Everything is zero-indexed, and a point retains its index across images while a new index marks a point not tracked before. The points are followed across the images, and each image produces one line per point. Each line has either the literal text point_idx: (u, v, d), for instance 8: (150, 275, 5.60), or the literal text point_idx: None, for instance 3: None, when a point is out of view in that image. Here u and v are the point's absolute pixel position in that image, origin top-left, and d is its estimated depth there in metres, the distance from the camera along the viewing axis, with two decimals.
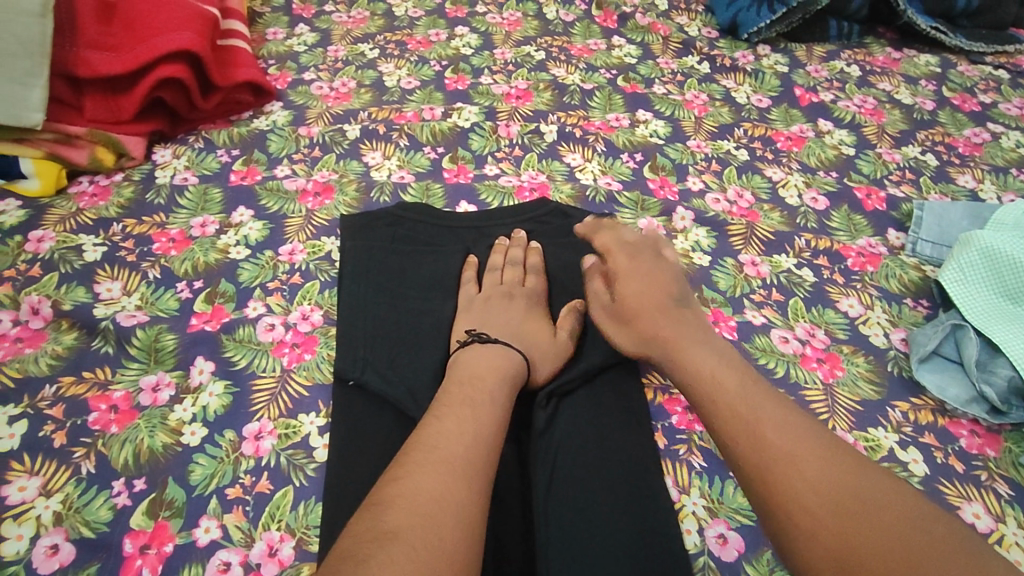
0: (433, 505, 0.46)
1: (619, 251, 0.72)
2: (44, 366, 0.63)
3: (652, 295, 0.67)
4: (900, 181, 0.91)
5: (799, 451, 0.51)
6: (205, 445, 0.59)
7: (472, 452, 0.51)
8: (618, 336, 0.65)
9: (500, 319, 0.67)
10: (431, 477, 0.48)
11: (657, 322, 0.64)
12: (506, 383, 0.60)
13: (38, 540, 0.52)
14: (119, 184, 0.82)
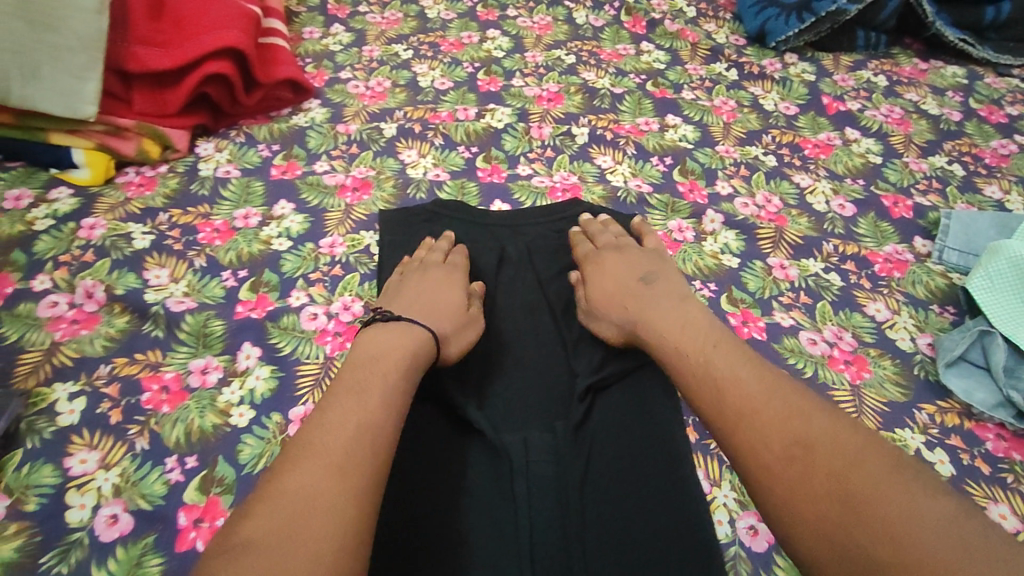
0: (300, 506, 0.45)
1: (588, 255, 0.75)
2: (99, 347, 0.66)
3: (624, 285, 0.69)
4: (927, 191, 0.92)
5: (794, 432, 0.50)
6: (253, 426, 0.61)
7: (350, 443, 0.50)
8: (603, 332, 0.68)
9: (409, 295, 0.69)
10: (311, 474, 0.47)
11: (631, 306, 0.67)
12: (420, 345, 0.61)
13: (98, 510, 0.55)
14: (165, 175, 0.85)
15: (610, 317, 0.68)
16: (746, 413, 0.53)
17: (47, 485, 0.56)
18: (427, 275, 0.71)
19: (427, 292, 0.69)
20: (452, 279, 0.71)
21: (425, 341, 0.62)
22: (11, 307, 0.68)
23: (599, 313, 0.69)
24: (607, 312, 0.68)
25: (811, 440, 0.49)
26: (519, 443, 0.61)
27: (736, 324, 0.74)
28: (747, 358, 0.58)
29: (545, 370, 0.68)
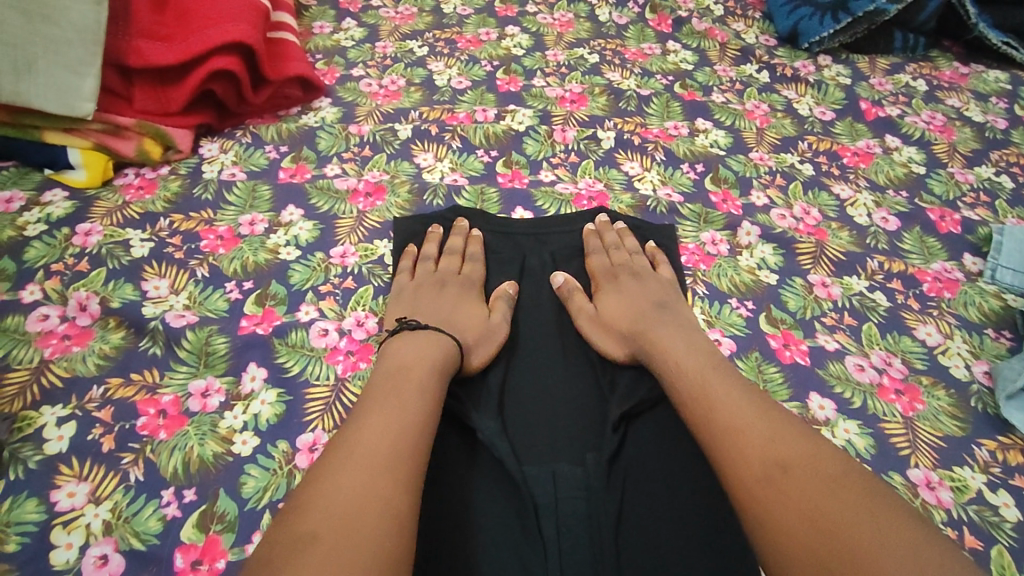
0: (345, 513, 0.45)
1: (604, 270, 0.73)
2: (92, 366, 0.61)
3: (638, 305, 0.68)
4: (974, 204, 0.87)
5: (788, 462, 0.50)
6: (257, 456, 0.56)
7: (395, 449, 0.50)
8: (607, 344, 0.66)
9: (429, 306, 0.67)
10: (356, 476, 0.47)
11: (644, 324, 0.65)
12: (445, 355, 0.60)
13: (87, 550, 0.50)
14: (166, 177, 0.80)
15: (619, 331, 0.66)
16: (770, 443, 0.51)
17: (31, 522, 0.51)
18: (446, 284, 0.70)
19: (446, 304, 0.67)
20: (469, 293, 0.69)
21: (449, 351, 0.61)
22: None
23: (608, 326, 0.67)
24: (617, 326, 0.66)
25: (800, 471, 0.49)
26: (547, 477, 0.56)
27: (777, 347, 0.69)
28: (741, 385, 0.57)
29: (575, 394, 0.63)
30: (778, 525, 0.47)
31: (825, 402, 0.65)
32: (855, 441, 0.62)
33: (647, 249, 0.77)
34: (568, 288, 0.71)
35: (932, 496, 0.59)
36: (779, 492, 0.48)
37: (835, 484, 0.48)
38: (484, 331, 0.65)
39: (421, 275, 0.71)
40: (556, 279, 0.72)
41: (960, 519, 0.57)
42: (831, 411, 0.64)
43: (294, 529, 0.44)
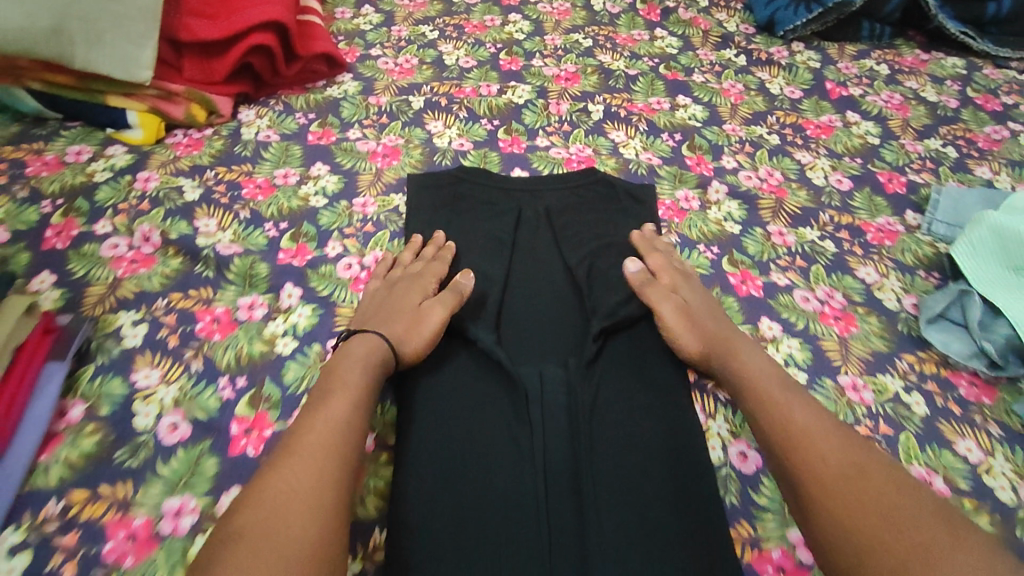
0: (278, 502, 0.49)
1: (676, 267, 0.78)
2: (157, 283, 0.73)
3: (712, 311, 0.73)
4: (920, 170, 0.98)
5: (857, 466, 0.54)
6: (296, 354, 0.69)
7: (322, 440, 0.54)
8: (685, 337, 0.69)
9: (380, 305, 0.71)
10: (295, 467, 0.51)
11: (725, 332, 0.70)
12: (369, 348, 0.64)
13: (161, 418, 0.63)
14: (210, 137, 0.92)
15: (703, 330, 0.70)
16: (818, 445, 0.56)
17: (117, 393, 0.64)
18: (400, 279, 0.73)
19: (393, 298, 0.71)
20: (419, 285, 0.72)
21: (372, 345, 0.64)
22: (76, 247, 0.75)
23: (691, 322, 0.71)
24: (701, 324, 0.70)
25: (876, 475, 0.54)
26: (536, 374, 0.68)
27: (735, 283, 0.82)
28: (813, 399, 0.62)
29: (561, 315, 0.75)
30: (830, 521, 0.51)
31: (773, 324, 0.77)
32: (795, 354, 0.74)
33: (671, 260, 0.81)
34: (641, 280, 0.75)
35: (856, 396, 0.71)
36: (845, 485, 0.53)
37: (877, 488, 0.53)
38: (419, 321, 0.68)
39: (391, 274, 0.75)
40: (630, 266, 0.76)
41: (877, 413, 0.70)
42: (777, 331, 0.76)
43: (229, 521, 0.48)
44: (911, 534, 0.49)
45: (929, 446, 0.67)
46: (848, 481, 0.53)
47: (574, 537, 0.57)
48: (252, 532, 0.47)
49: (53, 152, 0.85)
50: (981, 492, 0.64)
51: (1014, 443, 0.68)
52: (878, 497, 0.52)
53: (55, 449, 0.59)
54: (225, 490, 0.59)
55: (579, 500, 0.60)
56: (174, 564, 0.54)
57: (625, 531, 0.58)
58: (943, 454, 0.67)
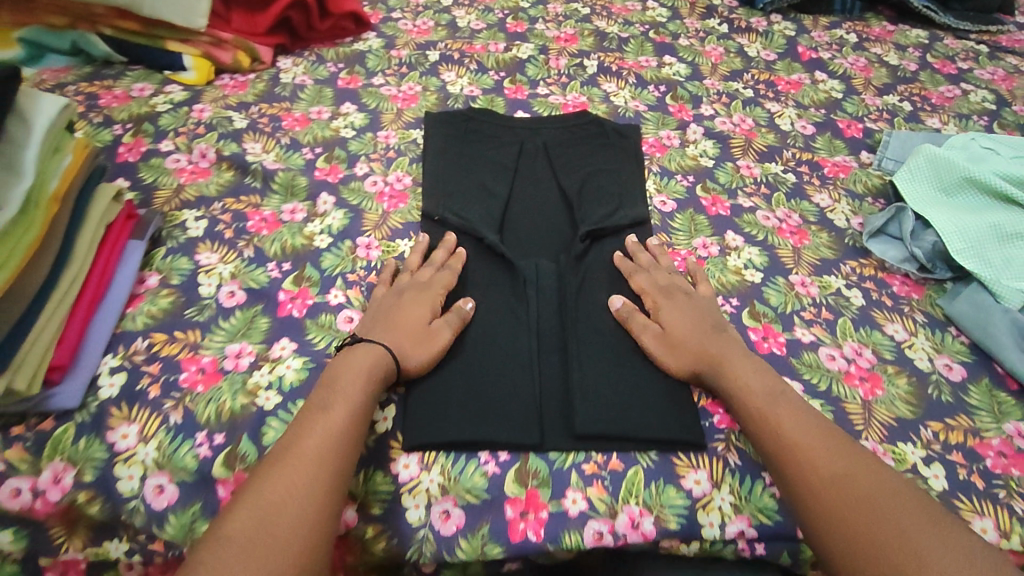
0: (271, 507, 0.54)
1: (660, 286, 0.78)
2: (213, 190, 0.87)
3: (696, 324, 0.74)
4: (877, 120, 1.11)
5: (848, 477, 0.59)
6: (331, 248, 0.82)
7: (315, 452, 0.59)
8: (671, 361, 0.72)
9: (386, 313, 0.73)
10: (289, 480, 0.56)
11: (711, 347, 0.72)
12: (375, 362, 0.67)
13: (221, 287, 0.76)
14: (253, 80, 1.04)
15: (686, 349, 0.72)
16: (809, 461, 0.61)
17: (185, 268, 0.77)
18: (413, 287, 0.75)
19: (401, 308, 0.73)
20: (428, 297, 0.74)
21: (380, 357, 0.68)
22: (145, 160, 0.89)
23: (674, 344, 0.72)
24: (684, 343, 0.72)
25: (866, 484, 0.59)
26: (532, 265, 0.81)
27: (706, 205, 0.94)
28: (804, 410, 0.66)
29: (555, 223, 0.88)
30: (832, 538, 0.57)
31: (738, 237, 0.90)
32: (754, 259, 0.87)
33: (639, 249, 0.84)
34: (628, 312, 0.76)
35: (804, 290, 0.84)
36: (841, 500, 0.58)
37: (866, 501, 0.57)
38: (426, 338, 0.71)
39: (397, 281, 0.77)
40: (615, 302, 0.77)
41: (821, 303, 0.83)
42: (740, 242, 0.89)
43: (221, 522, 0.53)
44: (904, 542, 0.54)
45: (863, 328, 0.80)
46: (835, 495, 0.58)
47: (558, 385, 0.72)
48: (240, 540, 0.51)
49: (121, 88, 0.99)
50: (901, 360, 0.78)
51: (935, 327, 0.81)
52: (868, 509, 0.57)
53: (137, 305, 0.73)
54: (276, 341, 0.72)
55: (564, 359, 0.74)
56: (237, 390, 0.68)
57: (602, 378, 0.72)
58: (873, 333, 0.80)
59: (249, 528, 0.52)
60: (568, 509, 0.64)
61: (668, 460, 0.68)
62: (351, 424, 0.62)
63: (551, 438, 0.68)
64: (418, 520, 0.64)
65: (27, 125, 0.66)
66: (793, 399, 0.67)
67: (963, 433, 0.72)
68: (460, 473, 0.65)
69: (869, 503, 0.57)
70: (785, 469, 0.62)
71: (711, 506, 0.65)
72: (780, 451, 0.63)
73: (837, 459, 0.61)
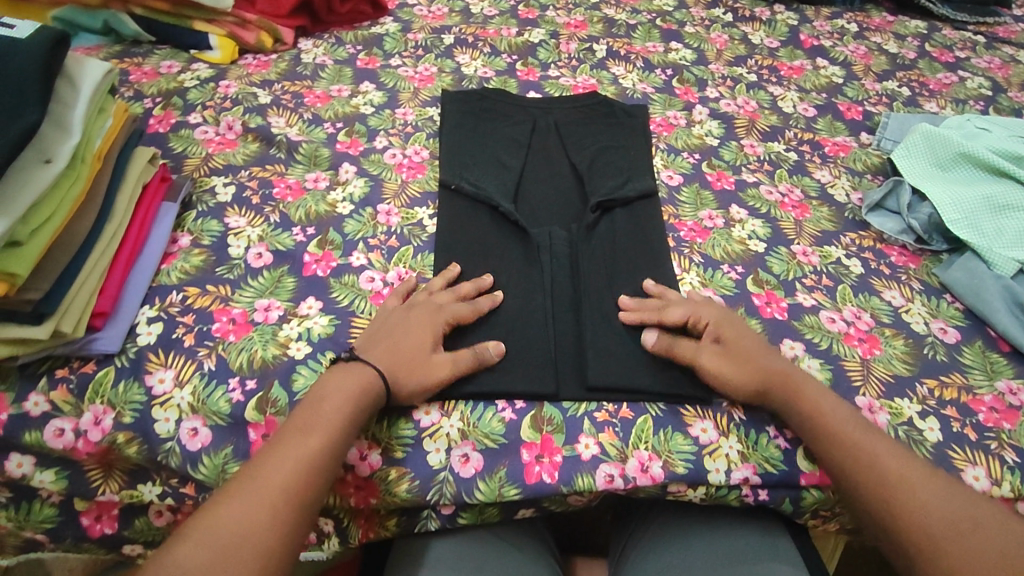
0: (235, 536, 0.52)
1: (697, 304, 0.75)
2: (240, 159, 0.91)
3: (752, 343, 0.72)
4: (876, 103, 1.15)
5: (938, 506, 0.59)
6: (352, 215, 0.86)
7: (288, 478, 0.56)
8: (740, 377, 0.69)
9: (387, 334, 0.69)
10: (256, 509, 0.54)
11: (780, 366, 0.70)
12: (361, 388, 0.64)
13: (249, 249, 0.80)
14: (276, 60, 1.08)
15: (754, 367, 0.69)
16: (896, 488, 0.60)
17: (215, 230, 0.81)
18: (426, 306, 0.72)
19: (405, 329, 0.69)
20: (434, 323, 0.70)
21: (372, 383, 0.64)
22: (175, 131, 0.93)
23: (739, 361, 0.70)
24: (751, 361, 0.70)
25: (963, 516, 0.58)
26: (546, 233, 0.84)
27: (711, 180, 0.98)
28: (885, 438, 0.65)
29: (566, 197, 0.92)
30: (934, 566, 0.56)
31: (742, 210, 0.94)
32: (758, 231, 0.91)
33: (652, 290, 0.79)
34: (667, 342, 0.71)
35: (805, 259, 0.88)
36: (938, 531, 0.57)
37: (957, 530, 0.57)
38: (423, 368, 0.67)
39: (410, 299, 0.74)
40: (648, 338, 0.72)
41: (822, 271, 0.86)
42: (744, 214, 0.93)
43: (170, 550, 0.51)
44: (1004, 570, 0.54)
45: (863, 294, 0.84)
46: (933, 527, 0.57)
47: (571, 342, 0.75)
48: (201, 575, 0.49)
49: (151, 65, 1.03)
50: (899, 323, 0.81)
51: (930, 294, 0.85)
52: (965, 540, 0.56)
53: (171, 262, 0.76)
54: (302, 300, 0.75)
55: (577, 319, 0.77)
56: (268, 341, 0.71)
57: (613, 335, 0.75)
58: (872, 299, 0.83)
59: (205, 558, 0.50)
60: (581, 454, 0.67)
61: (676, 410, 0.70)
62: (326, 450, 0.59)
63: (565, 390, 0.71)
64: (438, 463, 0.66)
65: (74, 87, 0.71)
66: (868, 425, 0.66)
67: (957, 390, 0.75)
68: (479, 419, 0.68)
69: (928, 503, 0.59)
70: (873, 499, 0.61)
71: (718, 453, 0.68)
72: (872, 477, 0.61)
73: (923, 489, 0.60)
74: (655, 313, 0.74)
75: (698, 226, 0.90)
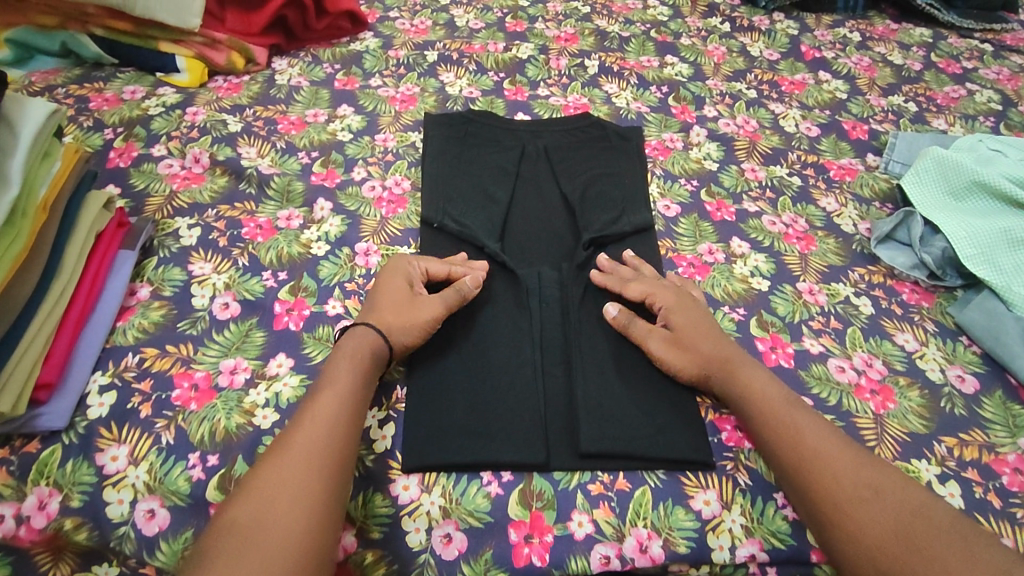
0: (277, 495, 0.54)
1: (653, 283, 0.76)
2: (207, 196, 0.84)
3: (705, 328, 0.72)
4: (882, 121, 1.09)
5: (863, 484, 0.59)
6: (328, 256, 0.80)
7: (313, 440, 0.58)
8: (682, 362, 0.70)
9: (373, 299, 0.72)
10: (286, 467, 0.56)
11: (723, 352, 0.70)
12: (359, 341, 0.66)
13: (215, 298, 0.74)
14: (248, 82, 1.02)
15: (697, 353, 0.70)
16: (820, 470, 0.60)
17: (177, 279, 0.75)
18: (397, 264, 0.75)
19: (387, 288, 0.72)
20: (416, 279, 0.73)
21: (365, 334, 0.67)
22: (137, 166, 0.87)
23: (685, 347, 0.70)
24: (695, 347, 0.70)
25: (886, 493, 0.58)
26: (535, 275, 0.79)
27: (711, 210, 0.92)
28: (820, 419, 0.65)
29: (557, 231, 0.86)
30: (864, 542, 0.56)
31: (744, 242, 0.88)
32: (761, 266, 0.85)
33: (630, 259, 0.81)
34: (626, 318, 0.73)
35: (812, 298, 0.82)
36: (863, 507, 0.57)
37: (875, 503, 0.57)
38: (414, 314, 0.69)
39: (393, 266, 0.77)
40: (610, 310, 0.73)
41: (829, 311, 0.81)
42: (746, 248, 0.87)
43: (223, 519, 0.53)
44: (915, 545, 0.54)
45: (873, 338, 0.79)
46: (856, 503, 0.57)
47: (562, 401, 0.70)
48: (251, 529, 0.52)
49: (112, 91, 0.96)
50: (914, 371, 0.76)
51: (945, 336, 0.80)
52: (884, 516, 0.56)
53: (129, 318, 0.71)
54: (272, 357, 0.70)
55: (568, 372, 0.72)
56: (232, 408, 0.65)
57: (606, 392, 0.70)
58: (883, 343, 0.78)
59: (254, 515, 0.52)
60: (574, 532, 0.62)
61: (676, 480, 0.66)
62: (338, 405, 0.61)
63: (556, 458, 0.66)
64: (419, 544, 0.61)
65: (14, 132, 0.65)
66: (807, 408, 0.66)
67: (978, 448, 0.70)
68: (462, 494, 0.63)
69: (850, 477, 0.59)
70: (805, 480, 0.60)
71: (721, 529, 0.63)
72: (799, 462, 0.61)
73: (847, 465, 0.60)
74: (618, 286, 0.76)
75: (698, 262, 0.85)
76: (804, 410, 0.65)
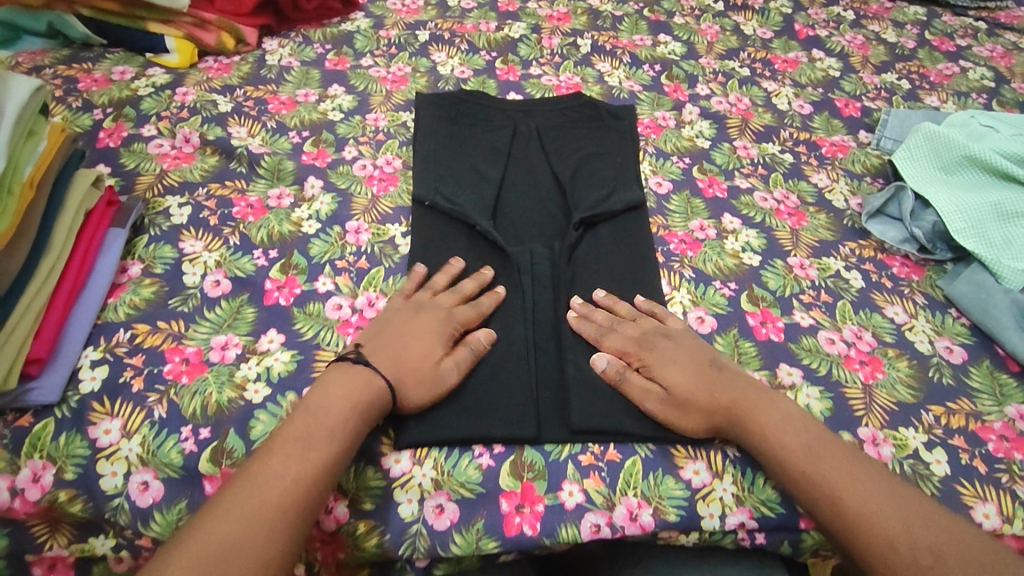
0: (255, 518, 0.52)
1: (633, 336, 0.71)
2: (197, 175, 0.84)
3: (698, 372, 0.67)
4: (875, 98, 1.09)
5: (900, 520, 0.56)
6: (319, 234, 0.80)
7: (301, 464, 0.56)
8: (686, 422, 0.65)
9: (388, 340, 0.67)
10: (269, 490, 0.54)
11: (726, 397, 0.65)
12: (375, 398, 0.62)
13: (206, 276, 0.74)
14: (238, 62, 1.01)
15: (699, 409, 0.65)
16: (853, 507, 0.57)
17: (168, 257, 0.75)
18: (428, 307, 0.70)
19: (409, 330, 0.67)
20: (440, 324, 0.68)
21: (378, 392, 0.62)
22: (127, 145, 0.87)
23: (684, 408, 0.65)
24: (694, 406, 0.65)
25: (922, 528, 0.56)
26: (526, 253, 0.79)
27: (702, 187, 0.92)
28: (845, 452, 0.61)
29: (548, 210, 0.86)
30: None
31: (735, 219, 0.88)
32: (752, 242, 0.86)
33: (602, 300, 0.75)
34: (617, 373, 0.68)
35: (802, 273, 0.83)
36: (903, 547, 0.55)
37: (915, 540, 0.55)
38: (433, 376, 0.65)
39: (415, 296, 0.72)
40: (600, 363, 0.69)
41: (820, 285, 0.81)
42: (737, 224, 0.87)
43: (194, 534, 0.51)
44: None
45: (863, 311, 0.79)
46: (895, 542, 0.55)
47: (553, 376, 0.70)
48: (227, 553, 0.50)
49: (102, 71, 0.96)
50: (903, 343, 0.76)
51: (935, 309, 0.80)
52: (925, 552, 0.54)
53: (119, 295, 0.71)
54: (263, 333, 0.70)
55: (560, 350, 0.72)
56: (223, 382, 0.66)
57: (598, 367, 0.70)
58: (873, 316, 0.79)
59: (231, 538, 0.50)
60: (565, 502, 0.63)
61: (667, 450, 0.66)
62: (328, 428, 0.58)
63: (547, 432, 0.66)
64: (411, 515, 0.62)
65: None
66: (826, 442, 0.62)
67: (965, 416, 0.71)
68: (454, 466, 0.64)
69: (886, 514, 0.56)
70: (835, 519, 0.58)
71: (711, 497, 0.64)
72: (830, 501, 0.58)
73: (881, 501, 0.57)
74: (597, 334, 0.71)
75: (689, 238, 0.85)
76: (826, 445, 0.61)
